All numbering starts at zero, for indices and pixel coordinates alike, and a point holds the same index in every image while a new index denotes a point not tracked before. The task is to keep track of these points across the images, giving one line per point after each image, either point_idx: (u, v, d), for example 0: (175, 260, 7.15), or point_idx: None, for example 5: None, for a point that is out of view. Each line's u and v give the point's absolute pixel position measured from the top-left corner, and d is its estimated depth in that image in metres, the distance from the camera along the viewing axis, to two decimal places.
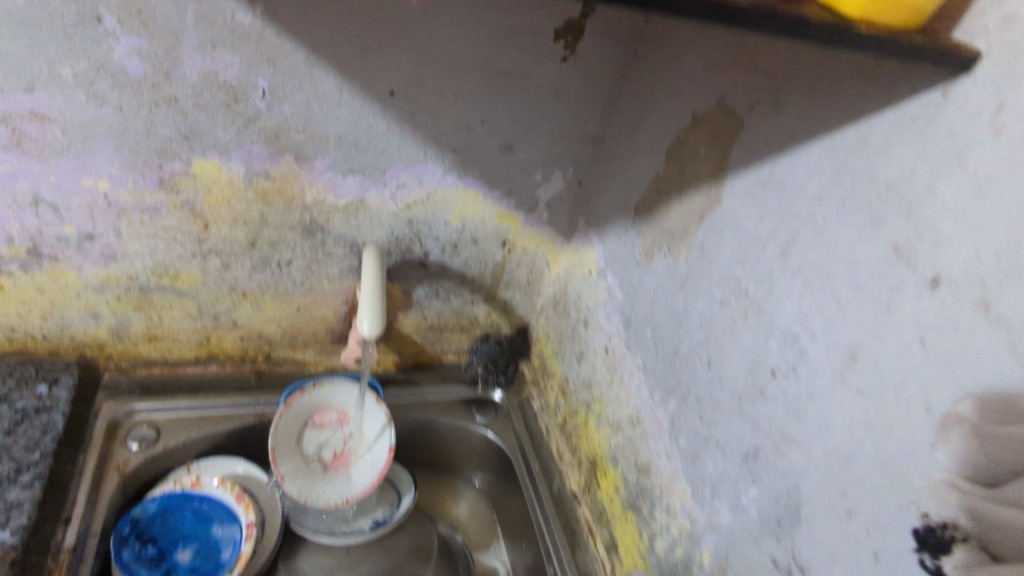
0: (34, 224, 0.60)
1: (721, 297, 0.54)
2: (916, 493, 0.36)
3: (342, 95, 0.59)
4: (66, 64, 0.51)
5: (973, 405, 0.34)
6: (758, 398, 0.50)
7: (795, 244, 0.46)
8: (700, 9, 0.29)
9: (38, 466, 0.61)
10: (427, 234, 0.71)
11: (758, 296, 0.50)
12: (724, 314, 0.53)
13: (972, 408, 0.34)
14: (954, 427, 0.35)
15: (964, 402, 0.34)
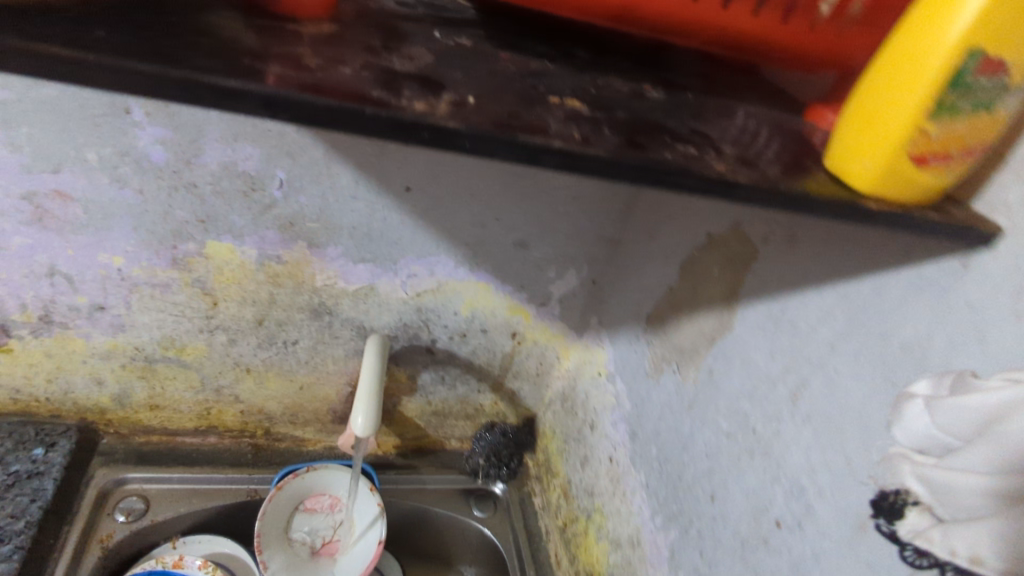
0: (48, 293, 0.61)
1: (727, 429, 0.51)
2: (875, 468, 0.37)
3: (358, 189, 0.59)
4: (93, 149, 0.53)
5: (930, 381, 0.34)
6: (761, 546, 0.46)
7: (805, 388, 0.44)
8: (698, 184, 0.28)
9: (20, 536, 0.61)
10: (435, 322, 0.70)
11: (765, 436, 0.47)
12: (731, 449, 0.51)
13: (931, 383, 0.34)
14: (907, 403, 0.35)
15: (922, 381, 0.35)
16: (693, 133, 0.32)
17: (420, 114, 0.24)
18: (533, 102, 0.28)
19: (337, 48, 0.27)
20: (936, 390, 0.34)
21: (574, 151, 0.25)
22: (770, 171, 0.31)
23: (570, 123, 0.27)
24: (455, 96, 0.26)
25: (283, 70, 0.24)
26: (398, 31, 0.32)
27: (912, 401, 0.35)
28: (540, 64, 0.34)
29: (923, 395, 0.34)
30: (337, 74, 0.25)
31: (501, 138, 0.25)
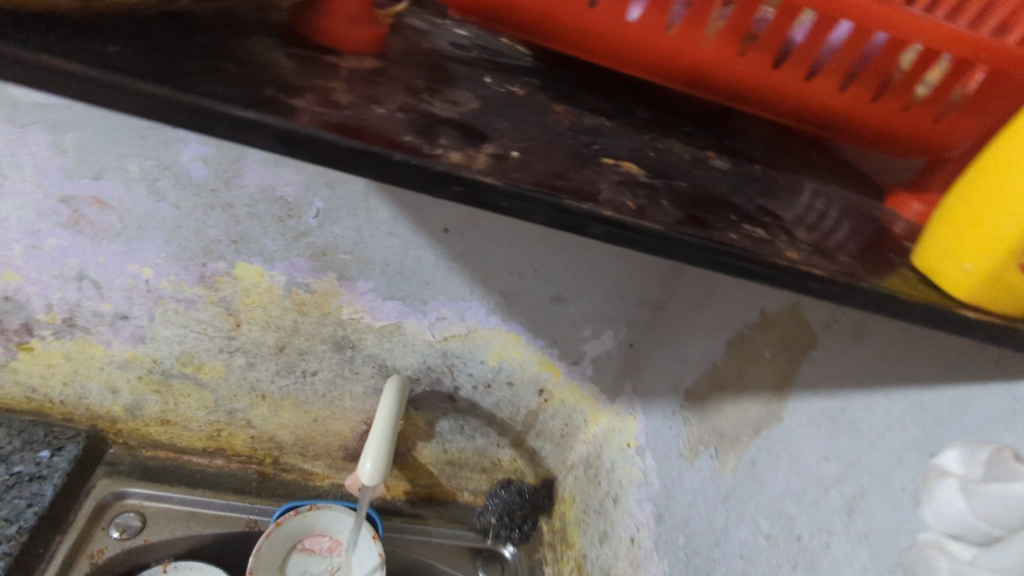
0: (74, 296, 0.60)
1: (767, 532, 0.46)
2: (903, 556, 0.35)
3: (395, 225, 0.57)
4: (135, 160, 0.52)
5: (961, 458, 0.33)
6: None
7: (863, 503, 0.38)
8: (769, 275, 0.24)
9: (10, 542, 0.59)
10: (460, 368, 0.67)
11: (810, 548, 0.42)
12: (770, 555, 0.45)
13: (964, 456, 0.33)
14: (939, 481, 0.34)
15: (951, 455, 0.34)
16: (762, 212, 0.29)
17: (454, 167, 0.21)
18: (583, 165, 0.25)
19: (375, 85, 0.25)
20: (976, 469, 0.32)
21: (625, 223, 0.22)
22: (849, 264, 0.27)
23: (624, 191, 0.24)
24: (496, 150, 0.23)
25: (309, 105, 0.21)
26: (446, 73, 0.30)
27: (950, 482, 0.33)
28: (595, 121, 0.31)
29: (961, 476, 0.33)
30: (369, 113, 0.22)
31: (543, 202, 0.21)
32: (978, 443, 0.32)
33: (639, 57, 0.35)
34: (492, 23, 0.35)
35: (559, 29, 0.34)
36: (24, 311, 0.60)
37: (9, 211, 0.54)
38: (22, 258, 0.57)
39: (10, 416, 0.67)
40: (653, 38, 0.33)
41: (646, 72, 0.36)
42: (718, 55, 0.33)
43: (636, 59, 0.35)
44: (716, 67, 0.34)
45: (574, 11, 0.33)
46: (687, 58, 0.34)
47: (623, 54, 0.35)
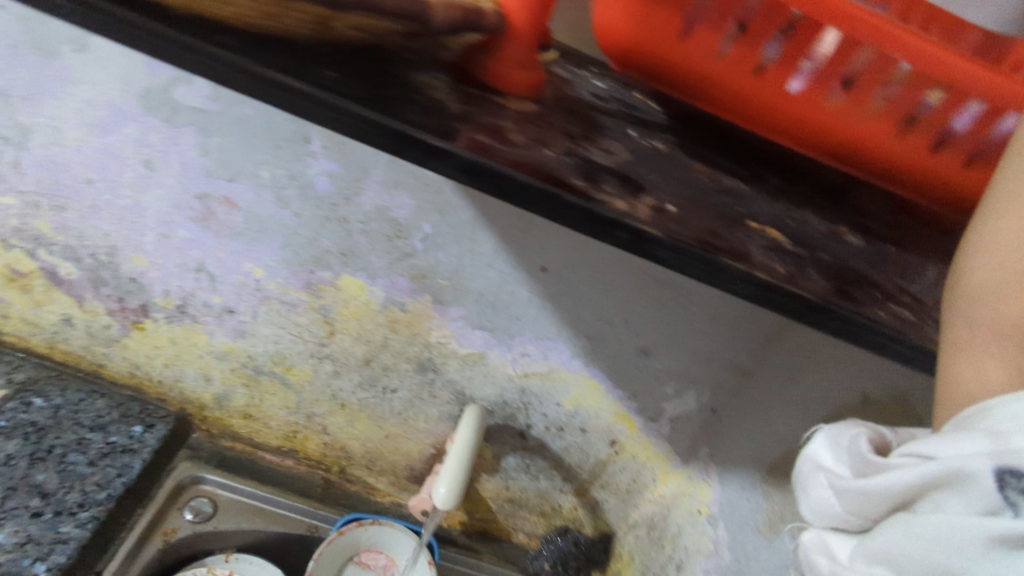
0: (191, 286, 0.64)
1: None
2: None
3: (496, 258, 0.58)
4: (268, 168, 0.56)
5: (830, 448, 0.30)
6: None
7: None
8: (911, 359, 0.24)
9: (98, 506, 0.62)
10: (535, 407, 0.67)
11: None
12: None
13: (838, 447, 0.30)
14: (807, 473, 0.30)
15: (824, 445, 0.30)
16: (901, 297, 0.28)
17: (618, 214, 0.21)
18: (732, 225, 0.25)
19: (539, 127, 0.26)
20: (845, 461, 0.29)
21: (776, 288, 0.22)
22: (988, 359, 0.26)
23: (772, 255, 0.24)
24: (654, 202, 0.24)
25: (488, 140, 0.22)
26: (595, 121, 0.31)
27: (823, 476, 0.29)
28: (734, 183, 0.31)
29: (830, 470, 0.29)
30: (540, 154, 0.23)
31: (699, 256, 0.22)
32: (851, 432, 0.30)
33: (781, 119, 0.39)
34: (648, 77, 0.40)
35: (713, 87, 0.39)
36: (145, 293, 0.65)
37: (151, 201, 0.59)
38: (153, 245, 0.62)
39: (112, 388, 0.72)
40: (804, 105, 0.38)
41: (777, 135, 0.41)
42: (856, 127, 0.38)
43: (777, 121, 0.39)
44: (850, 135, 0.39)
45: (743, 80, 0.38)
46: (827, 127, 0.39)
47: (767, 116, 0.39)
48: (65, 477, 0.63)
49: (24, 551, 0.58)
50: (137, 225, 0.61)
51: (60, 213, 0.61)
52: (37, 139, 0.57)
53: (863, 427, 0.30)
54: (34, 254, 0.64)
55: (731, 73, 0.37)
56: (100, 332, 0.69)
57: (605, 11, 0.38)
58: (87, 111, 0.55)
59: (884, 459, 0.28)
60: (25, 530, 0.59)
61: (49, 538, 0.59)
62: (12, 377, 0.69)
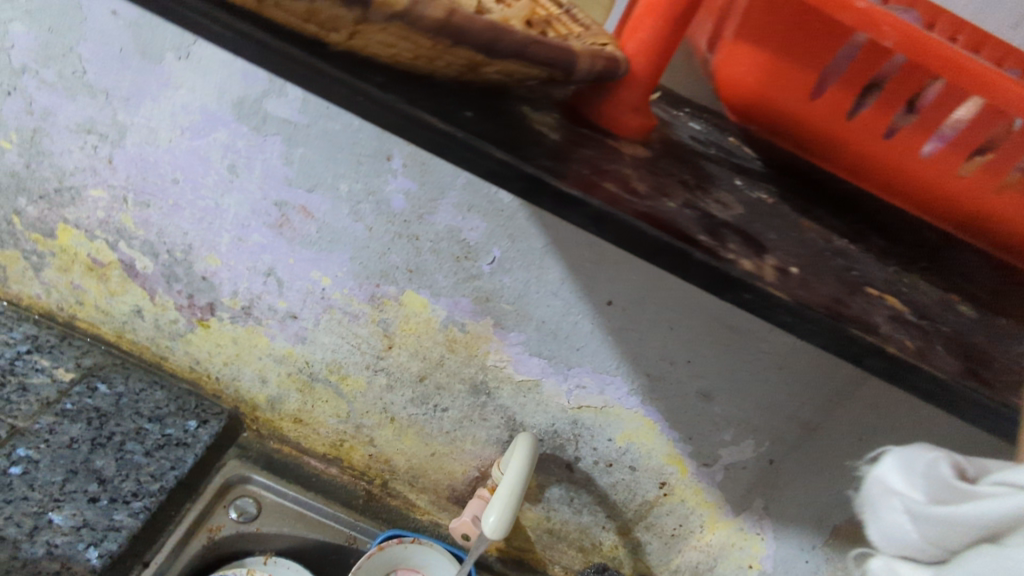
0: (258, 289, 0.65)
1: None
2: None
3: (562, 287, 0.57)
4: (347, 181, 0.57)
5: (900, 471, 0.26)
6: None
7: None
8: None
9: (151, 497, 0.64)
10: (586, 440, 0.66)
11: None
12: None
13: (913, 470, 0.26)
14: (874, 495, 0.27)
15: (896, 464, 0.27)
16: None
17: (748, 274, 0.21)
18: (853, 291, 0.24)
19: (658, 175, 0.26)
20: (919, 486, 0.26)
21: (909, 364, 0.21)
22: None
23: (899, 329, 0.23)
24: (777, 263, 0.23)
25: (616, 188, 0.22)
26: (702, 170, 0.30)
27: (896, 501, 0.26)
28: (843, 242, 0.30)
29: (903, 495, 0.26)
30: (664, 206, 0.23)
31: (828, 325, 0.21)
32: (926, 456, 0.26)
33: (909, 181, 0.37)
34: (768, 132, 0.41)
35: (841, 147, 0.37)
36: (214, 292, 0.67)
37: (230, 204, 0.61)
38: (227, 247, 0.63)
39: (171, 380, 0.74)
40: (936, 171, 0.36)
41: (900, 196, 0.38)
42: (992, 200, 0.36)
43: (903, 183, 0.37)
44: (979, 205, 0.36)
45: (874, 143, 0.36)
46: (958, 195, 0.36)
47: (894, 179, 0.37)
48: (122, 465, 0.65)
49: (79, 534, 0.59)
50: (215, 227, 0.63)
51: (143, 210, 0.63)
52: (131, 138, 0.59)
53: (936, 451, 0.27)
54: (115, 246, 0.66)
55: (861, 135, 0.36)
56: (167, 326, 0.71)
57: (732, 65, 0.37)
58: (181, 115, 0.57)
59: (968, 487, 0.25)
60: (81, 515, 0.60)
61: (103, 524, 0.60)
62: (81, 362, 0.72)
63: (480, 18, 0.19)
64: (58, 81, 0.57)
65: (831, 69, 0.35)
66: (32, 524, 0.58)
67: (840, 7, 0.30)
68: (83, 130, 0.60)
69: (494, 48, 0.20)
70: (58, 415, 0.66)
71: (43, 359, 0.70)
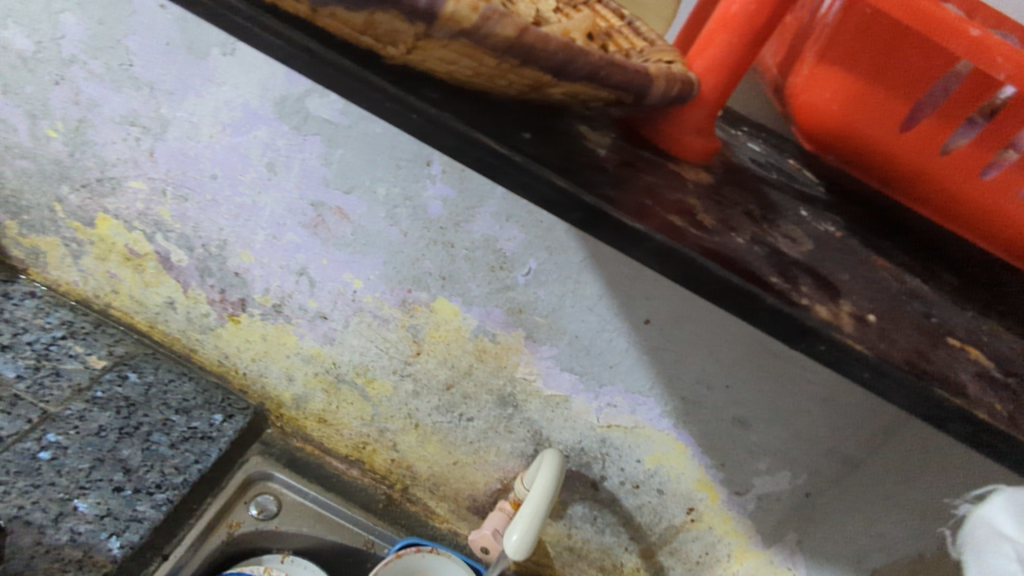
0: (290, 288, 0.65)
1: None
2: None
3: (598, 303, 0.55)
4: (384, 185, 0.56)
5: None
6: None
7: None
8: None
9: (174, 489, 0.63)
10: (614, 460, 0.64)
11: None
12: None
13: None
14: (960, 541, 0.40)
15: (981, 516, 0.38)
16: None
17: (823, 324, 0.19)
18: (934, 342, 0.22)
19: (723, 206, 0.24)
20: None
21: (1003, 432, 0.19)
22: None
23: (989, 391, 0.21)
24: (853, 309, 0.21)
25: (682, 222, 0.21)
26: (768, 199, 0.29)
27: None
28: (915, 283, 0.28)
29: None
30: (732, 242, 0.21)
31: (913, 385, 0.19)
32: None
33: (996, 223, 0.34)
34: (845, 159, 0.39)
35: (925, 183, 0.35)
36: (246, 288, 0.66)
37: (267, 202, 0.60)
38: (262, 244, 0.63)
39: (200, 373, 0.74)
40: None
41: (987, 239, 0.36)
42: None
43: (991, 224, 0.35)
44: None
45: (964, 184, 0.34)
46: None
47: (980, 220, 0.35)
48: (148, 456, 0.64)
49: (103, 524, 0.58)
50: (250, 223, 0.62)
51: (181, 203, 0.63)
52: (173, 132, 0.59)
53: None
54: (152, 238, 0.67)
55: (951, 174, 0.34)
56: (198, 319, 0.71)
57: (817, 89, 0.37)
58: (223, 111, 0.56)
59: None
60: (106, 503, 0.60)
61: (126, 514, 0.60)
62: (112, 350, 0.72)
63: (554, 37, 0.18)
64: (105, 73, 0.58)
65: (926, 100, 0.33)
66: (57, 510, 0.58)
67: (952, 34, 0.29)
68: (127, 122, 0.60)
69: (564, 70, 0.18)
70: (88, 402, 0.67)
71: (77, 346, 0.71)
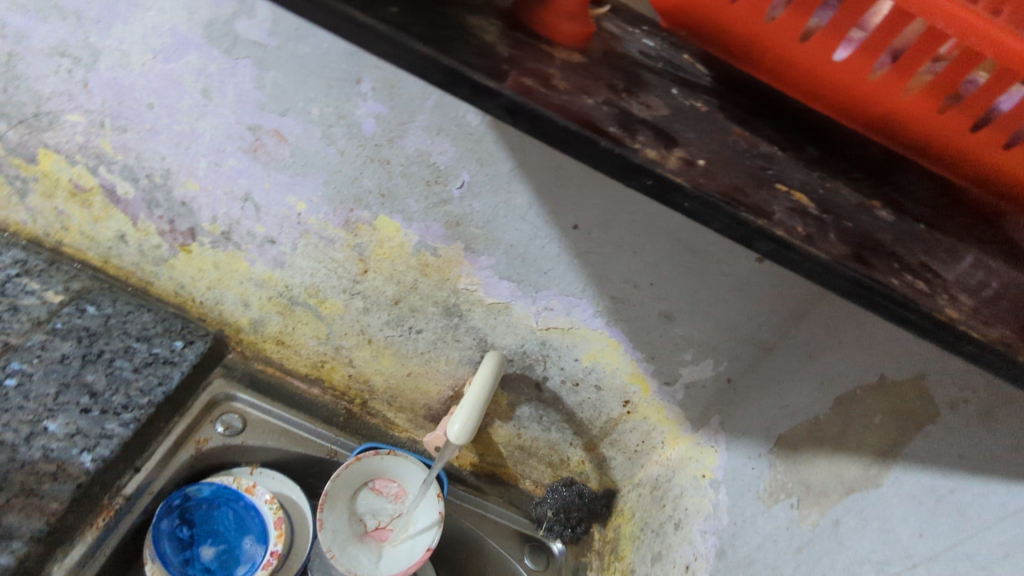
0: (237, 214, 0.67)
1: None
2: None
3: (530, 212, 0.58)
4: (318, 106, 0.57)
5: None
6: None
7: None
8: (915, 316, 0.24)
9: (140, 409, 0.66)
10: (554, 360, 0.69)
11: None
12: None
13: None
14: None
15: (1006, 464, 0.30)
16: (926, 270, 0.27)
17: (647, 161, 0.23)
18: (759, 185, 0.26)
19: (584, 78, 0.28)
20: None
21: (793, 245, 0.23)
22: (1015, 324, 0.26)
23: (793, 218, 0.25)
24: (685, 155, 0.25)
25: (532, 83, 0.24)
26: (639, 78, 0.32)
27: None
28: (769, 148, 0.32)
29: None
30: (581, 101, 0.25)
31: (721, 209, 0.23)
32: None
33: (831, 97, 0.30)
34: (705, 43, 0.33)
35: (777, 63, 0.30)
36: (194, 217, 0.68)
37: (205, 128, 0.61)
38: (205, 172, 0.65)
39: (158, 305, 0.76)
40: (853, 82, 0.28)
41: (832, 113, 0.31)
42: (934, 119, 0.28)
43: (823, 96, 0.30)
44: (918, 124, 0.29)
45: (810, 59, 0.29)
46: (883, 110, 0.29)
47: (838, 100, 0.30)
48: (113, 380, 0.66)
49: (73, 441, 0.61)
50: (192, 151, 0.64)
51: (121, 134, 0.64)
52: (104, 61, 0.59)
53: None
54: (96, 171, 0.68)
55: (798, 51, 0.29)
56: (151, 251, 0.72)
57: None
58: (153, 37, 0.56)
59: None
60: (75, 423, 0.62)
61: (96, 432, 0.62)
62: (69, 285, 0.73)
63: None
64: (28, 3, 0.57)
65: None
66: (28, 430, 0.60)
67: None
68: (58, 53, 0.60)
69: None
70: (49, 333, 0.68)
71: (32, 283, 0.72)
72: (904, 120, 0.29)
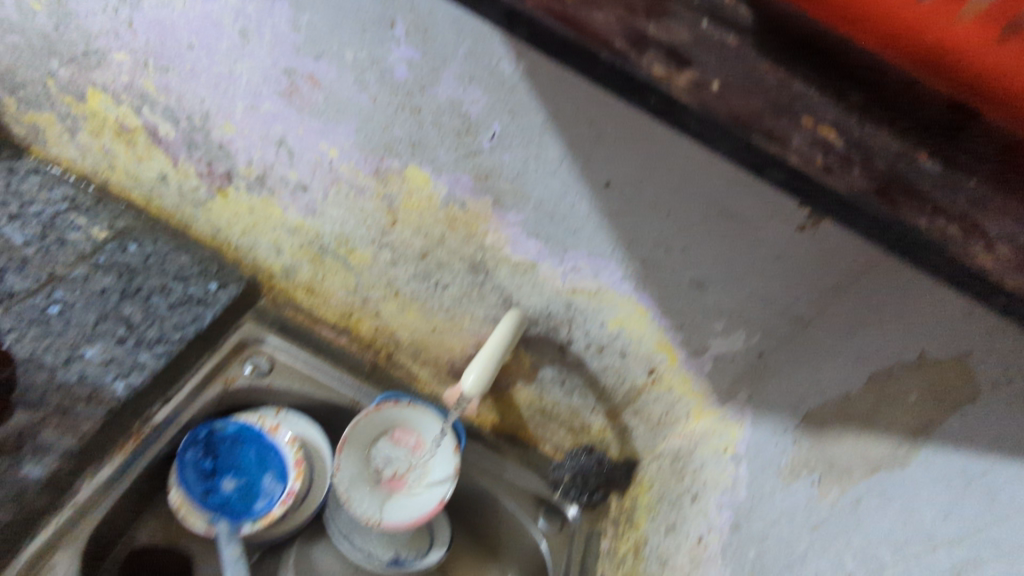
0: (271, 159, 0.67)
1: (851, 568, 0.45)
2: None
3: (561, 167, 0.56)
4: (351, 49, 0.56)
5: None
6: None
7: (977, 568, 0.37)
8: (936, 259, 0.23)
9: (171, 344, 0.67)
10: (579, 324, 0.68)
11: None
12: None
13: None
14: None
15: None
16: (974, 212, 0.24)
17: (654, 81, 0.22)
18: (781, 113, 0.24)
19: None
20: None
21: (810, 176, 0.22)
22: None
23: (816, 147, 0.23)
24: (698, 78, 0.23)
25: None
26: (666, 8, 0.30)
27: None
28: (809, 85, 0.29)
29: None
30: (588, 14, 0.23)
31: (730, 132, 0.22)
32: None
33: (869, 19, 0.27)
34: None
35: None
36: (231, 161, 0.69)
37: (242, 71, 0.61)
38: (242, 115, 0.65)
39: (197, 247, 0.78)
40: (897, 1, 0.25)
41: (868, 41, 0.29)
42: (989, 52, 0.25)
43: (860, 20, 0.27)
44: (965, 53, 0.26)
45: None
46: (928, 35, 0.26)
47: (877, 22, 0.27)
48: (148, 314, 0.69)
49: (108, 368, 0.63)
50: (229, 94, 0.64)
51: (163, 75, 0.65)
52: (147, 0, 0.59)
53: None
54: (140, 111, 0.69)
55: None
56: (190, 193, 0.74)
57: None
58: None
59: None
60: (110, 351, 0.64)
61: (129, 361, 0.64)
62: (113, 223, 0.76)
63: None
64: None
65: None
66: (67, 354, 0.62)
67: None
68: None
69: None
70: (92, 266, 0.70)
71: (80, 218, 0.74)
72: (950, 48, 0.26)
